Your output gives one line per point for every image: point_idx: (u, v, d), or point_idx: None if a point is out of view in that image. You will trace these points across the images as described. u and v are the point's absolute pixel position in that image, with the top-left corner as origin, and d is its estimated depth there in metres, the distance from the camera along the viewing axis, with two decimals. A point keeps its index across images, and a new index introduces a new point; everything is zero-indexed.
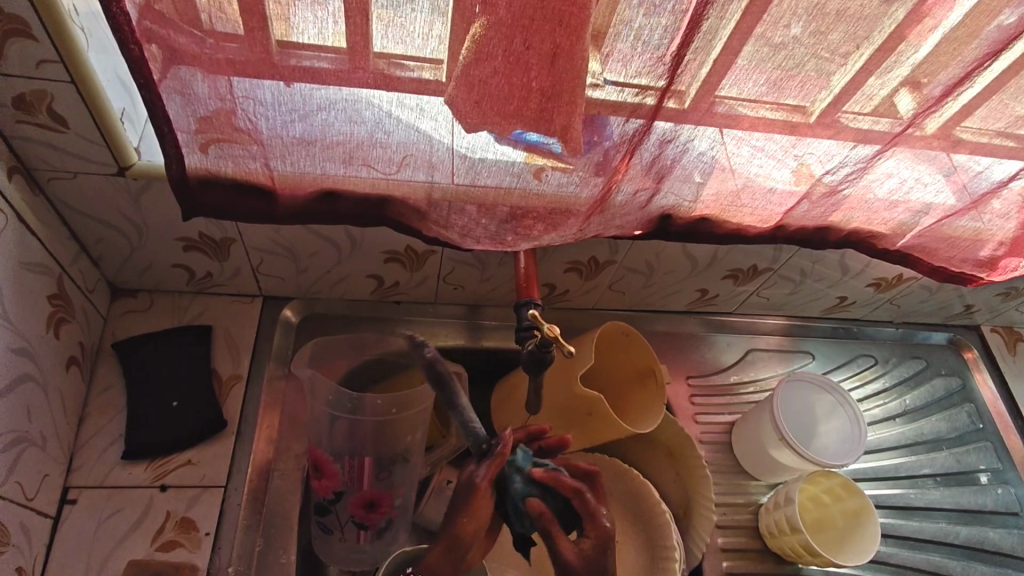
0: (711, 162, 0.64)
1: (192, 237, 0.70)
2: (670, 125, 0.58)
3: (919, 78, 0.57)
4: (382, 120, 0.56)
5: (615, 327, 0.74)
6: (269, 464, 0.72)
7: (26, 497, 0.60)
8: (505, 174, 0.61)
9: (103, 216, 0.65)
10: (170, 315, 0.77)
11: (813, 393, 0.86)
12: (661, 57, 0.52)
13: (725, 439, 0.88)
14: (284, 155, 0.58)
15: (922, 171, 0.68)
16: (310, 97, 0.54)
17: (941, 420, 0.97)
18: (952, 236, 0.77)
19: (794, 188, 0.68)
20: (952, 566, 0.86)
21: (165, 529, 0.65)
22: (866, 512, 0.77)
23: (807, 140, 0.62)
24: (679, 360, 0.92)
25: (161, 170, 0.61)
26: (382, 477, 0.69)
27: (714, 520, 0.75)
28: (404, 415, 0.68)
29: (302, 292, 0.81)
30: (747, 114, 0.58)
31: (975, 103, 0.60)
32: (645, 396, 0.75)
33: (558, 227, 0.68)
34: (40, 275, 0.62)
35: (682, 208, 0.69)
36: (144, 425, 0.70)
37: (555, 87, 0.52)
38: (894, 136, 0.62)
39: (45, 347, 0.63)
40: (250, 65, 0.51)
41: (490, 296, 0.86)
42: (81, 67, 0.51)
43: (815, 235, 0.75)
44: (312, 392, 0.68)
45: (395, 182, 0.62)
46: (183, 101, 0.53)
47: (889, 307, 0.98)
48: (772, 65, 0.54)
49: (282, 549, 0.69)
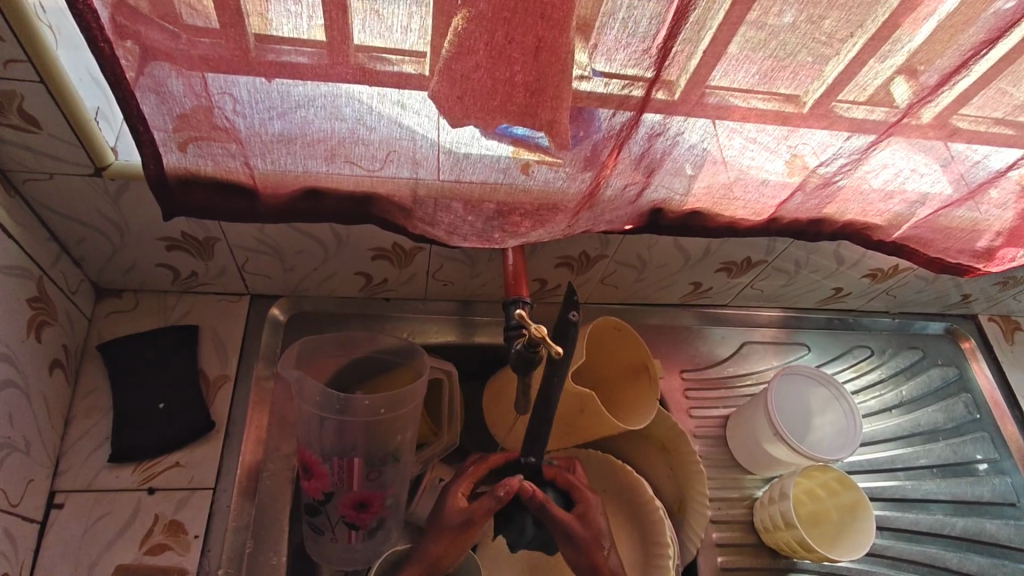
0: (702, 154, 0.62)
1: (175, 237, 0.68)
2: (660, 117, 0.57)
3: (915, 66, 0.55)
4: (363, 116, 0.54)
5: (607, 322, 0.73)
6: (259, 465, 0.72)
7: (10, 503, 0.59)
8: (491, 170, 0.60)
9: (83, 217, 0.64)
10: (156, 316, 0.76)
11: (809, 386, 0.85)
12: (648, 49, 0.50)
13: (720, 433, 0.87)
14: (264, 153, 0.57)
15: (918, 161, 0.66)
16: (289, 94, 0.52)
17: (938, 411, 0.97)
18: (949, 226, 0.75)
19: (787, 179, 0.66)
20: (949, 558, 0.86)
21: (154, 532, 0.65)
22: (861, 506, 0.76)
23: (800, 131, 0.61)
24: (673, 353, 0.92)
25: (138, 170, 0.60)
26: (373, 477, 0.69)
27: (709, 515, 0.74)
28: (392, 415, 0.67)
29: (289, 290, 0.80)
30: (738, 105, 0.57)
31: (971, 91, 0.58)
32: (637, 392, 0.74)
33: (546, 224, 0.67)
34: (18, 279, 0.61)
35: (674, 201, 0.68)
36: (131, 427, 0.69)
37: (539, 82, 0.51)
38: (889, 126, 0.61)
39: (26, 351, 0.62)
40: (225, 62, 0.49)
41: (480, 291, 0.85)
42: (50, 66, 0.50)
43: (810, 227, 0.74)
44: (299, 392, 0.66)
45: (379, 179, 0.60)
46: (158, 100, 0.51)
47: (885, 297, 0.97)
48: (764, 55, 0.52)
49: (272, 551, 0.68)
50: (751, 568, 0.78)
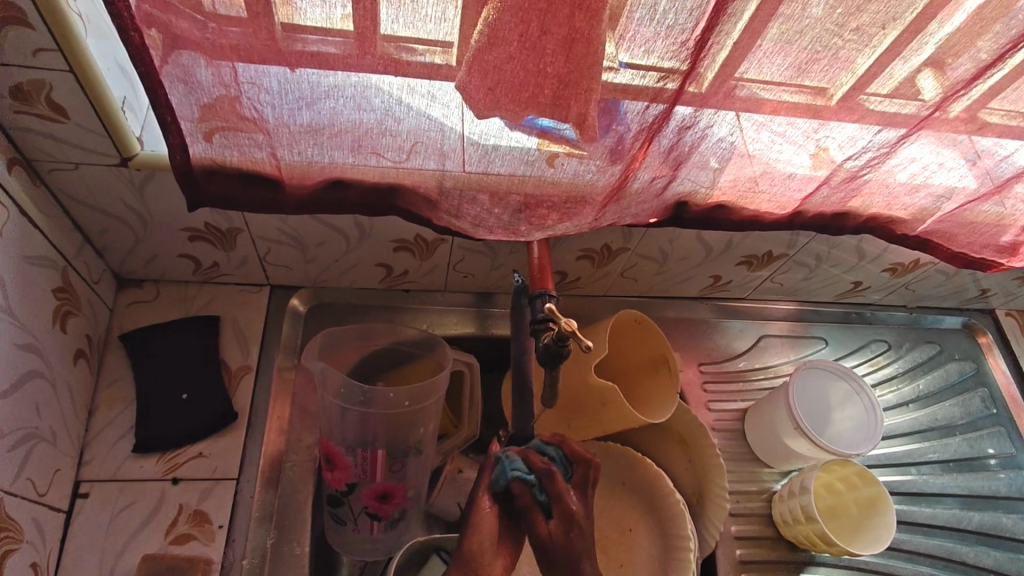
0: (730, 148, 0.62)
1: (198, 228, 0.68)
2: (691, 109, 0.56)
3: (944, 59, 0.54)
4: (391, 108, 0.54)
5: (628, 315, 0.73)
6: (282, 456, 0.72)
7: (38, 493, 0.60)
8: (519, 161, 0.59)
9: (106, 207, 0.64)
10: (176, 306, 0.76)
11: (829, 380, 0.85)
12: (685, 41, 0.50)
13: (737, 426, 0.88)
14: (291, 144, 0.57)
15: (947, 156, 0.66)
16: (318, 84, 0.52)
17: (954, 405, 0.97)
18: (974, 221, 0.75)
19: (814, 173, 0.66)
20: (965, 552, 0.86)
21: (178, 522, 0.65)
22: (880, 500, 0.76)
23: (830, 124, 0.60)
24: (691, 346, 0.92)
25: (164, 161, 0.59)
26: (395, 470, 0.69)
27: (728, 508, 0.75)
28: (417, 407, 0.67)
29: (309, 281, 0.80)
30: (769, 98, 0.56)
31: (1003, 85, 0.58)
32: (658, 387, 0.74)
33: (572, 216, 0.66)
34: (44, 269, 0.60)
35: (699, 194, 0.67)
36: (154, 417, 0.69)
37: (571, 73, 0.50)
38: (920, 119, 0.60)
39: (51, 341, 0.62)
40: (255, 51, 0.49)
41: (499, 284, 0.84)
42: (79, 55, 0.49)
43: (833, 221, 0.74)
44: (322, 383, 0.67)
45: (405, 170, 0.60)
46: (186, 89, 0.51)
47: (903, 291, 0.96)
48: (798, 47, 0.52)
49: (296, 541, 0.69)
50: (770, 561, 0.78)
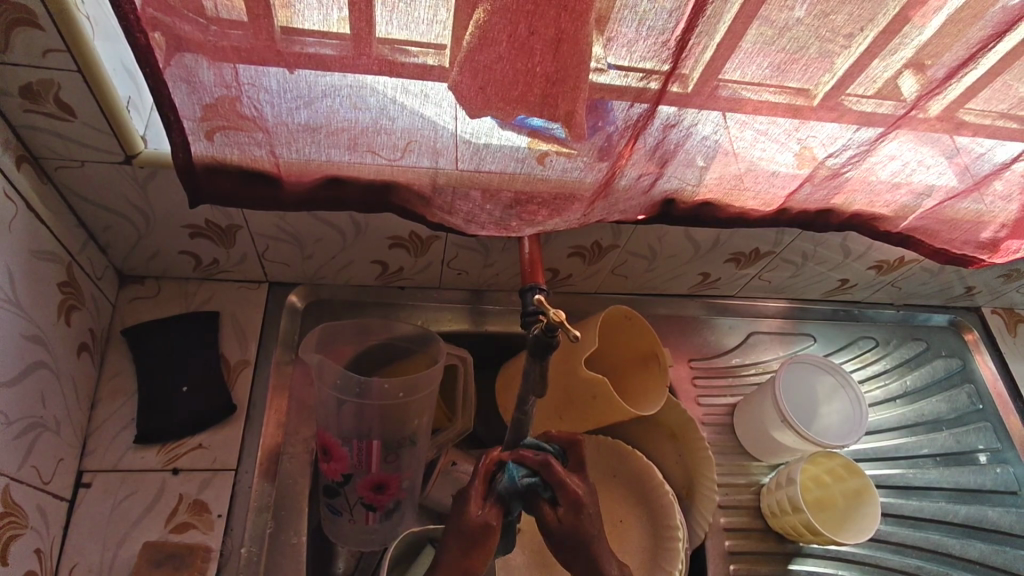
0: (714, 146, 0.64)
1: (200, 225, 0.70)
2: (675, 108, 0.59)
3: (922, 60, 0.56)
4: (386, 106, 0.56)
5: (619, 310, 0.74)
6: (279, 448, 0.74)
7: (42, 481, 0.61)
8: (509, 159, 0.62)
9: (110, 204, 0.66)
10: (177, 301, 0.78)
11: (816, 375, 0.87)
12: (666, 41, 0.52)
13: (728, 421, 0.89)
14: (290, 142, 0.59)
15: (925, 154, 0.68)
16: (315, 84, 0.54)
17: (942, 401, 0.98)
18: (955, 218, 0.77)
19: (797, 171, 0.68)
20: (951, 544, 0.88)
21: (178, 511, 0.67)
22: (868, 492, 0.78)
23: (811, 123, 0.62)
24: (681, 342, 0.93)
25: (167, 158, 0.61)
26: (391, 460, 0.70)
27: (717, 498, 0.77)
28: (412, 398, 0.69)
29: (307, 278, 0.82)
30: (751, 97, 0.58)
31: (978, 85, 0.60)
32: (648, 380, 0.76)
33: (562, 212, 0.68)
34: (50, 263, 0.62)
35: (686, 191, 0.69)
36: (155, 409, 0.71)
37: (559, 73, 0.52)
38: (897, 119, 0.62)
39: (56, 332, 0.64)
40: (255, 52, 0.51)
41: (493, 281, 0.86)
42: (88, 56, 0.52)
43: (818, 219, 0.76)
44: (319, 375, 0.68)
45: (399, 168, 0.62)
46: (188, 89, 0.53)
47: (891, 289, 0.98)
48: (776, 48, 0.54)
49: (292, 530, 0.70)
50: (759, 553, 0.80)
